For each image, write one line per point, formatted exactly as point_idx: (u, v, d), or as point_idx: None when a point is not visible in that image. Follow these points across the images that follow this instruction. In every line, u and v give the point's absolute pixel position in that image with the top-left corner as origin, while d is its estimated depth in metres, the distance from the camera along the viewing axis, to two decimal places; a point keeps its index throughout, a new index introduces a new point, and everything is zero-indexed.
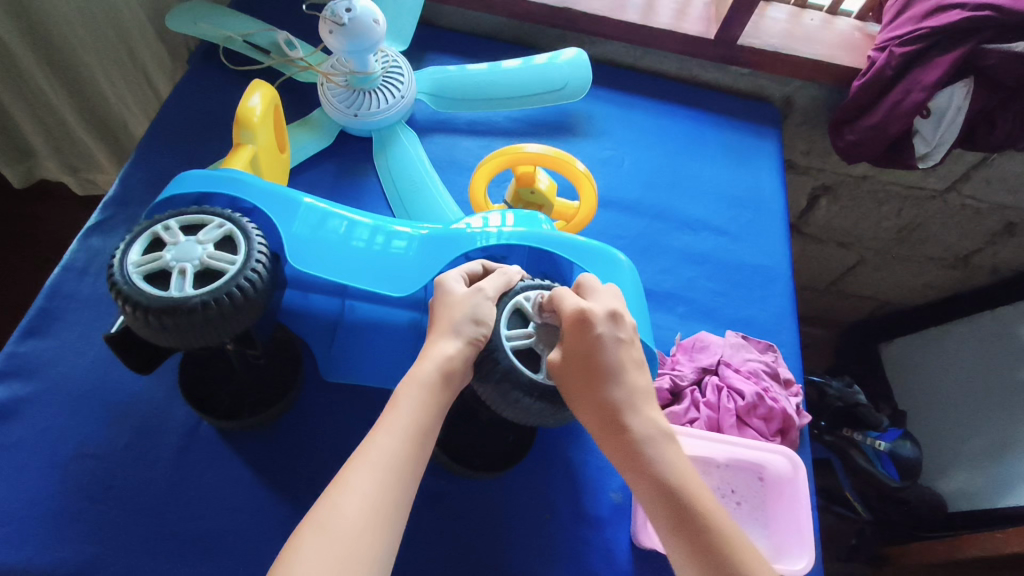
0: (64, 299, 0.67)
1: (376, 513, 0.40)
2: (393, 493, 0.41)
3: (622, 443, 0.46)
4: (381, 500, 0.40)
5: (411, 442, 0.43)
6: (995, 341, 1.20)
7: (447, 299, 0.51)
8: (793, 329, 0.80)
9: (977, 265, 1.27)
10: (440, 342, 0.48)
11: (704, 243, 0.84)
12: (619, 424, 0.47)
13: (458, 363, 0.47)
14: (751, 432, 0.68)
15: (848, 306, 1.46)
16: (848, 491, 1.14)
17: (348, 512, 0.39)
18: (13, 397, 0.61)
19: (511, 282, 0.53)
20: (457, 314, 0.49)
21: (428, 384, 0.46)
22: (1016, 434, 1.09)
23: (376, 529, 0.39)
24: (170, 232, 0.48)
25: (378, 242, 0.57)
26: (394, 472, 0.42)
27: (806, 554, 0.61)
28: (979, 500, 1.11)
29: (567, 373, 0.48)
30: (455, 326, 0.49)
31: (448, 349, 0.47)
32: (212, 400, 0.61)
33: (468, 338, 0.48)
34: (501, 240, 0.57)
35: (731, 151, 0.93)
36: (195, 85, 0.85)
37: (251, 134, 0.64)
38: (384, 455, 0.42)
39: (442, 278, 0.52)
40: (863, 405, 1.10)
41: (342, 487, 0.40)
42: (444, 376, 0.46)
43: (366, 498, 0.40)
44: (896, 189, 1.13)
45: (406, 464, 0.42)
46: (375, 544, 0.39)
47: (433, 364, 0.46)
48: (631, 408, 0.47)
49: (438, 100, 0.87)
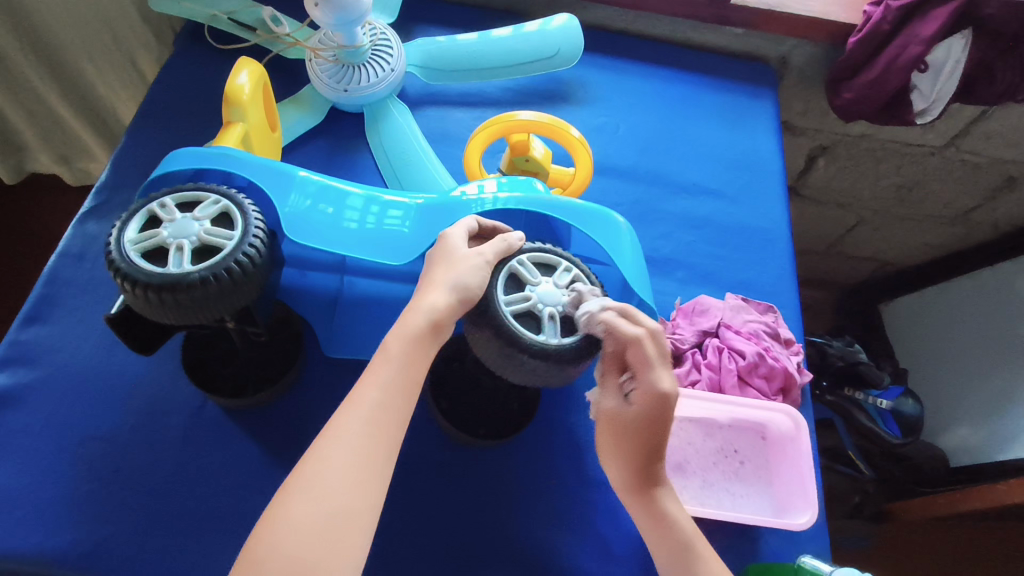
0: (66, 284, 0.67)
1: (366, 463, 0.41)
2: (379, 445, 0.42)
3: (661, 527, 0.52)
4: (363, 452, 0.41)
5: (392, 398, 0.43)
6: (997, 296, 1.20)
7: (447, 256, 0.50)
8: (794, 290, 0.80)
9: (977, 222, 1.27)
10: (430, 293, 0.47)
11: (702, 207, 0.84)
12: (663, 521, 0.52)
13: (446, 316, 0.47)
14: (753, 392, 0.67)
15: (848, 268, 1.46)
16: (852, 451, 1.14)
17: (334, 459, 0.40)
18: (22, 384, 0.61)
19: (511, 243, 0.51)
20: (451, 271, 0.48)
21: (408, 343, 0.45)
22: (1016, 387, 1.11)
23: (366, 479, 0.40)
24: (167, 209, 0.48)
25: (372, 212, 0.56)
26: (379, 425, 0.42)
27: (808, 507, 0.61)
28: (981, 455, 1.12)
29: (632, 439, 0.51)
30: (448, 280, 0.48)
31: (437, 302, 0.47)
32: (216, 380, 0.61)
33: (459, 294, 0.47)
34: (495, 206, 0.56)
35: (727, 112, 0.92)
36: (182, 67, 0.84)
37: (241, 112, 0.64)
38: (363, 411, 0.42)
39: (443, 235, 0.51)
40: (864, 363, 1.09)
41: (323, 442, 0.41)
42: (431, 330, 0.46)
43: (353, 450, 0.41)
44: (894, 146, 1.13)
45: (391, 415, 0.43)
46: (363, 493, 0.40)
47: (421, 317, 0.46)
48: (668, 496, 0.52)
49: (429, 72, 0.86)
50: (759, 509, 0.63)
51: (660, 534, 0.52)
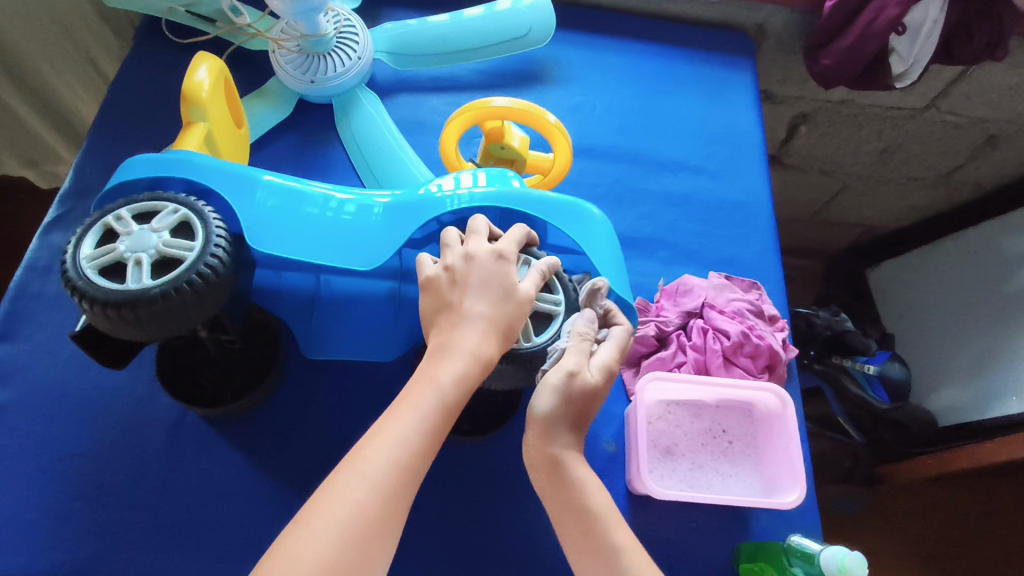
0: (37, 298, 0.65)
1: (371, 517, 0.38)
2: (390, 501, 0.39)
3: (592, 546, 0.46)
4: (382, 509, 0.38)
5: (416, 453, 0.41)
6: (981, 257, 1.21)
7: (483, 284, 0.47)
8: (777, 265, 0.79)
9: (959, 182, 1.26)
10: (466, 333, 0.45)
11: (683, 184, 0.82)
12: (598, 533, 0.46)
13: (481, 362, 0.45)
14: (738, 371, 0.67)
15: (833, 234, 1.45)
16: (842, 418, 1.14)
17: (342, 510, 0.37)
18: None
19: (544, 270, 0.51)
20: (490, 308, 0.46)
21: (443, 395, 0.43)
22: (1002, 346, 1.11)
23: (372, 535, 0.38)
24: (123, 222, 0.47)
25: (329, 211, 0.55)
26: (391, 479, 0.39)
27: (797, 485, 0.60)
28: (969, 413, 1.13)
29: (562, 414, 0.48)
30: (487, 319, 0.46)
31: (476, 346, 0.45)
32: (195, 389, 0.60)
33: (498, 334, 0.46)
34: (473, 203, 0.54)
35: (705, 84, 0.90)
36: (140, 64, 0.81)
37: (201, 111, 0.62)
38: (385, 465, 0.39)
39: (472, 256, 0.48)
40: (851, 332, 1.09)
41: (337, 494, 0.38)
42: (462, 378, 0.44)
43: (358, 501, 0.38)
44: (876, 111, 1.12)
45: (406, 468, 0.40)
46: (373, 555, 0.37)
47: (456, 364, 0.44)
48: (604, 514, 0.47)
49: (398, 58, 0.83)
50: (748, 488, 0.63)
51: (588, 551, 0.46)
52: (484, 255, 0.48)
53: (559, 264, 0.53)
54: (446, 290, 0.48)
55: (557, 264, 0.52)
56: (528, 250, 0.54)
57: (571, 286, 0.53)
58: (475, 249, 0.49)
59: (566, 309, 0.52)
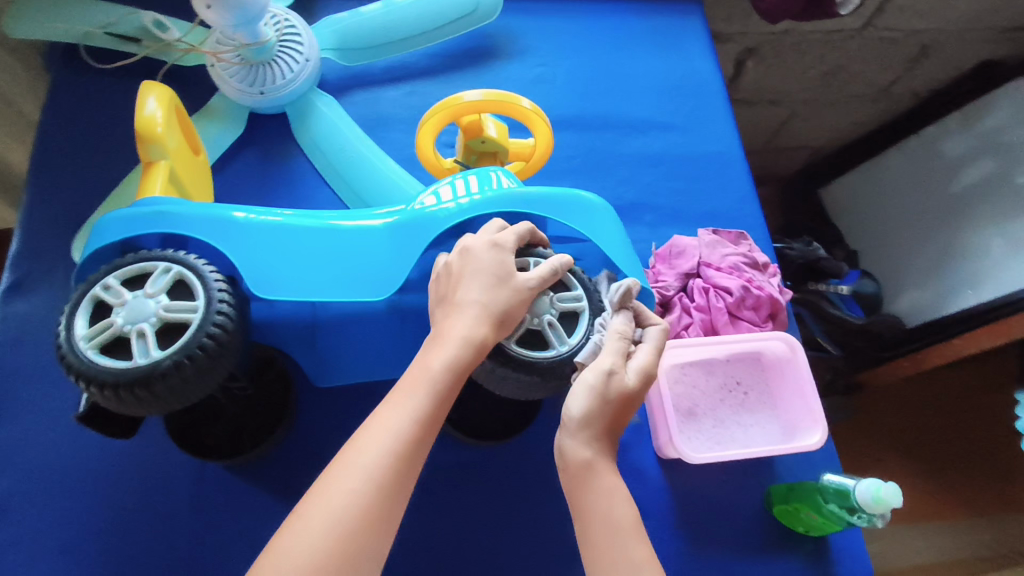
0: (26, 369, 0.63)
1: (367, 505, 0.38)
2: (389, 490, 0.39)
3: (611, 563, 0.44)
4: (381, 495, 0.38)
5: (410, 441, 0.40)
6: (925, 162, 1.25)
7: (471, 272, 0.46)
8: (758, 210, 0.81)
9: (898, 93, 1.31)
10: (454, 319, 0.44)
11: (655, 143, 0.82)
12: (620, 551, 0.44)
13: (473, 349, 0.43)
14: (745, 325, 0.69)
15: (785, 160, 1.49)
16: (820, 337, 1.15)
17: (340, 498, 0.37)
18: (12, 489, 0.58)
19: (556, 266, 0.48)
20: (476, 292, 0.45)
21: (435, 384, 0.42)
22: (956, 245, 1.15)
23: (371, 524, 0.37)
24: (113, 291, 0.44)
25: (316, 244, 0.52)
26: (387, 466, 0.39)
27: (818, 427, 0.63)
28: (932, 311, 1.14)
29: (597, 418, 0.46)
30: (473, 303, 0.45)
31: (466, 331, 0.44)
32: (209, 440, 0.58)
33: (488, 318, 0.44)
34: (459, 214, 0.53)
35: (659, 35, 0.89)
36: (69, 101, 0.75)
37: (160, 148, 0.57)
38: (380, 454, 0.39)
39: (465, 246, 0.47)
40: (823, 258, 1.14)
41: (333, 484, 0.38)
42: (456, 367, 0.43)
43: (353, 489, 0.38)
44: (816, 36, 1.14)
45: (403, 456, 0.40)
46: (372, 541, 0.37)
47: (447, 351, 0.43)
48: (631, 530, 0.45)
49: (346, 53, 0.79)
50: (770, 434, 0.65)
51: (605, 568, 0.44)
52: (476, 247, 0.47)
53: (571, 260, 0.50)
54: (443, 285, 0.48)
55: (569, 262, 0.50)
56: (535, 251, 0.51)
57: (588, 280, 0.51)
58: (470, 241, 0.48)
59: (590, 304, 0.50)
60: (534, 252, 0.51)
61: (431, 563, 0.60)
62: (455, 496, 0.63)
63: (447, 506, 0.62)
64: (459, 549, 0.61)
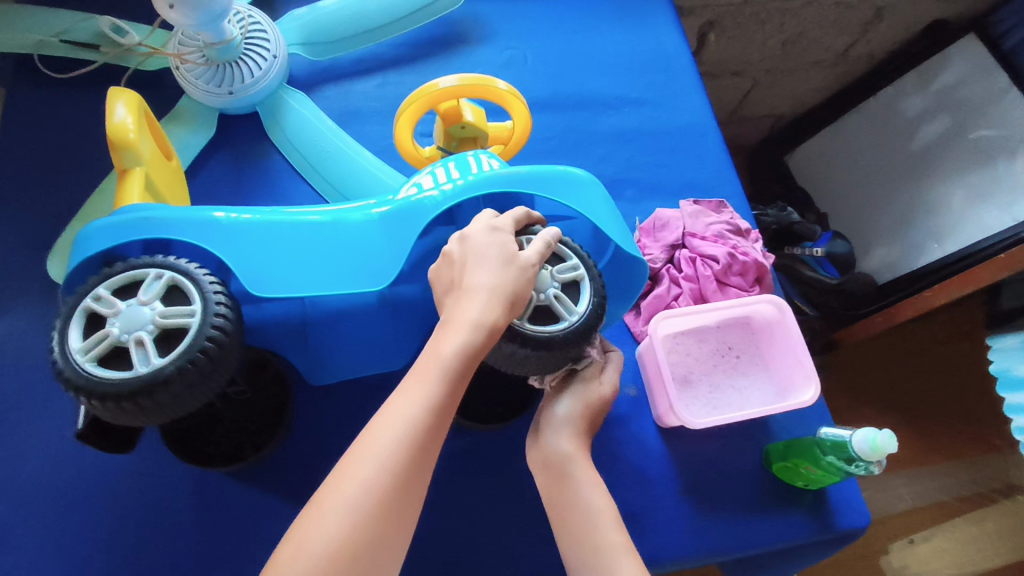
0: (12, 392, 0.61)
1: (382, 495, 0.38)
2: (403, 478, 0.38)
3: (585, 541, 0.50)
4: (395, 485, 0.38)
5: (422, 430, 0.40)
6: (885, 123, 1.28)
7: (476, 256, 0.46)
8: (734, 178, 0.82)
9: (855, 57, 1.33)
10: (465, 304, 0.44)
11: (630, 119, 0.83)
12: (597, 532, 0.50)
13: (487, 332, 0.43)
14: (733, 291, 0.71)
15: (750, 129, 1.51)
16: (798, 299, 1.21)
17: (354, 490, 0.37)
18: (11, 513, 0.57)
19: (548, 240, 0.49)
20: (485, 275, 0.45)
21: (447, 370, 0.41)
22: (918, 200, 1.19)
23: (388, 514, 0.37)
24: (105, 301, 0.43)
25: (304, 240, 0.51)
26: (400, 455, 0.39)
27: (811, 385, 0.64)
28: (898, 266, 1.18)
29: (574, 420, 0.55)
30: (483, 286, 0.44)
31: (479, 315, 0.43)
32: (209, 448, 0.57)
33: (499, 299, 0.44)
34: (445, 199, 0.53)
35: (624, 11, 0.90)
36: (29, 114, 0.72)
37: (134, 154, 0.56)
38: (392, 445, 0.39)
39: (465, 235, 0.47)
40: (797, 222, 1.18)
41: (346, 475, 0.38)
42: (469, 353, 0.42)
43: (367, 480, 0.38)
44: (774, 5, 1.16)
45: (416, 444, 0.39)
46: (389, 530, 0.37)
47: (458, 339, 0.42)
48: (604, 513, 0.51)
49: (312, 48, 0.78)
50: (764, 395, 0.67)
51: (580, 546, 0.50)
52: (475, 232, 0.47)
53: (560, 231, 0.51)
54: (448, 274, 0.47)
55: (559, 233, 0.50)
56: (528, 229, 0.51)
57: (582, 250, 0.51)
58: (468, 228, 0.48)
59: (587, 271, 0.51)
60: (526, 231, 0.51)
61: (443, 548, 0.61)
62: (462, 482, 0.63)
63: (455, 492, 0.63)
64: (471, 532, 0.62)
